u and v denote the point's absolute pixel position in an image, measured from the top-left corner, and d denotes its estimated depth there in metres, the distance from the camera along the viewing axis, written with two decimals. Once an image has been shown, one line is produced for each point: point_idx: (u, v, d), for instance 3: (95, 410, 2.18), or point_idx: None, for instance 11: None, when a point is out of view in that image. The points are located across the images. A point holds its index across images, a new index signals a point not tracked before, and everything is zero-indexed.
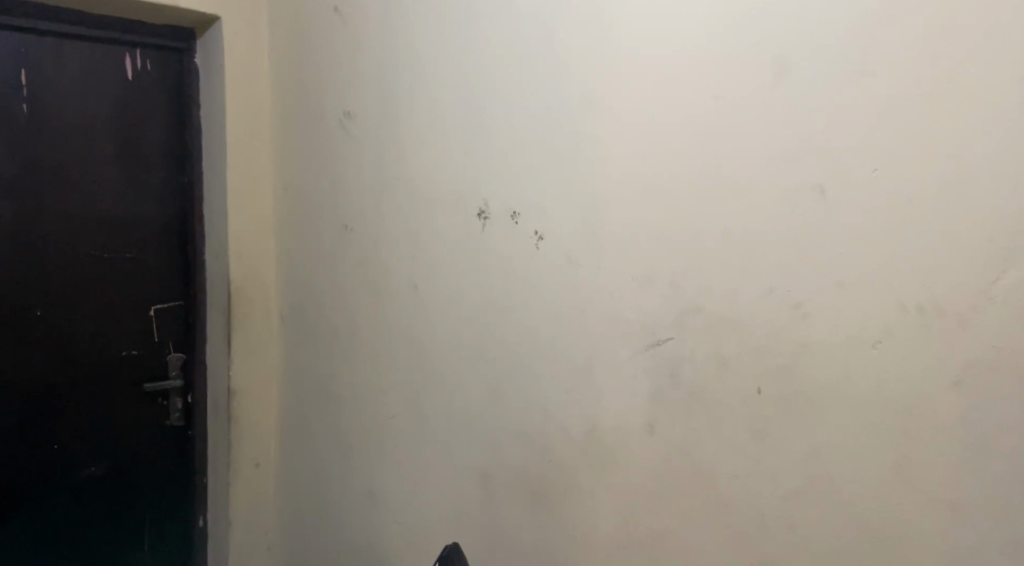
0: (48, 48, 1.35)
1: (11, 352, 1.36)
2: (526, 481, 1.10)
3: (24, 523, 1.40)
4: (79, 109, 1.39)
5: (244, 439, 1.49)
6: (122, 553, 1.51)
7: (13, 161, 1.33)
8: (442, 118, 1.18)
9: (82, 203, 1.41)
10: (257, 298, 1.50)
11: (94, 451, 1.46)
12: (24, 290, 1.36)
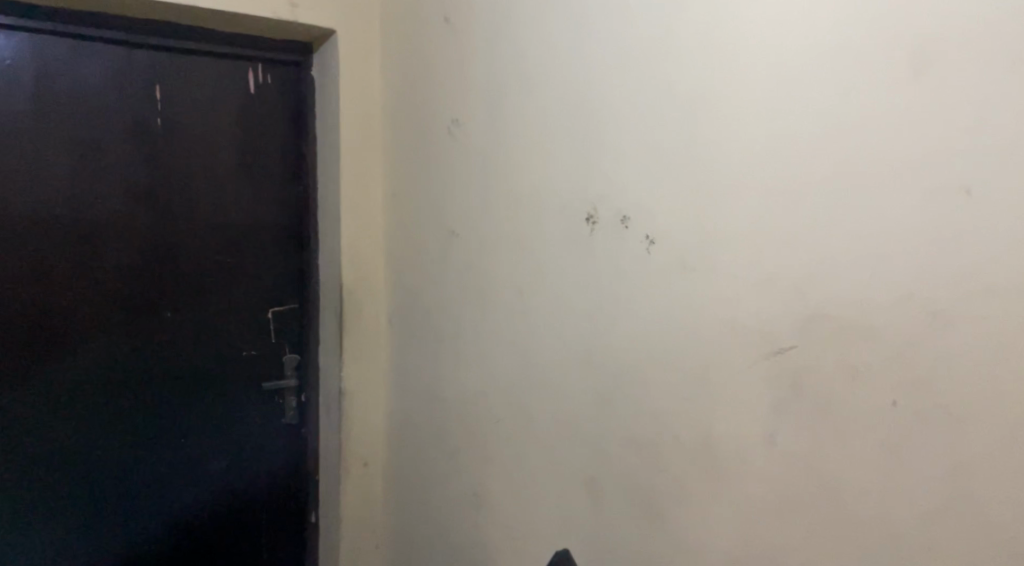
0: (179, 66, 1.44)
1: (146, 351, 1.45)
2: (634, 490, 1.08)
3: (156, 511, 1.49)
4: (207, 122, 1.48)
5: (353, 439, 1.53)
6: (241, 546, 1.58)
7: (149, 171, 1.42)
8: (550, 123, 1.18)
9: (208, 211, 1.49)
10: (366, 302, 1.54)
11: (219, 446, 1.54)
12: (156, 293, 1.45)
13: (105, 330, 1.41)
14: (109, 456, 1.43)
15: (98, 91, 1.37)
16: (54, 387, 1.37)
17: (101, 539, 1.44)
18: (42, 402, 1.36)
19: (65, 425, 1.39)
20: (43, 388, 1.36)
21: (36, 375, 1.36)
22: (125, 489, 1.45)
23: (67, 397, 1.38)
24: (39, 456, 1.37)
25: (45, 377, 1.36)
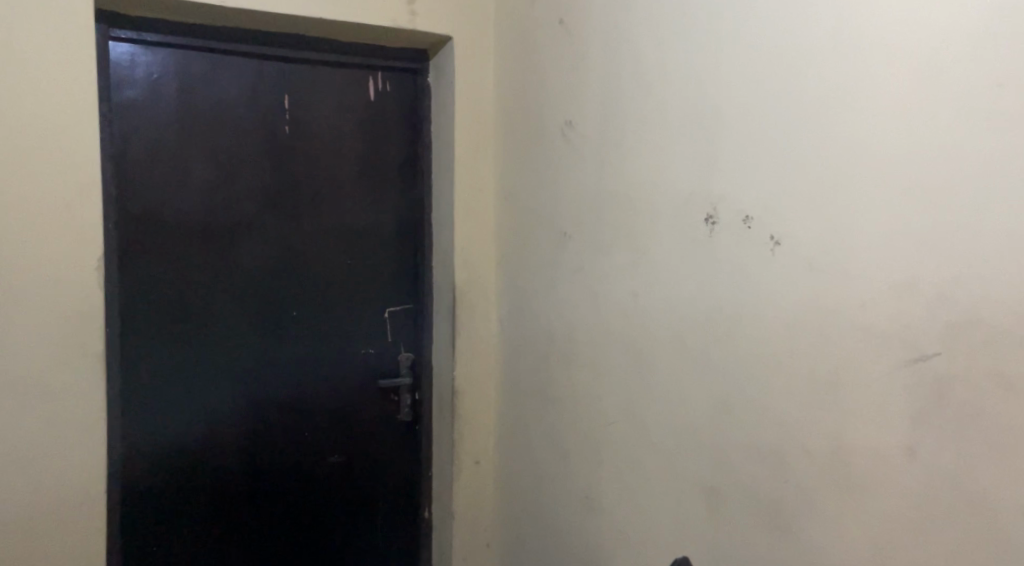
0: (305, 76, 1.51)
1: (273, 348, 1.52)
2: (757, 498, 1.04)
3: (283, 503, 1.56)
4: (330, 129, 1.54)
5: (466, 438, 1.56)
6: (359, 539, 1.64)
7: (277, 177, 1.50)
8: (667, 122, 1.16)
9: (331, 214, 1.55)
10: (478, 303, 1.56)
11: (338, 441, 1.60)
12: (282, 292, 1.52)
13: (237, 328, 1.49)
14: (239, 448, 1.51)
15: (233, 102, 1.45)
16: (190, 385, 1.45)
17: (231, 529, 1.51)
18: (181, 399, 1.45)
19: (199, 420, 1.47)
20: (181, 385, 1.45)
21: (177, 372, 1.44)
22: (254, 482, 1.53)
23: (203, 393, 1.46)
24: (178, 450, 1.45)
25: (184, 375, 1.45)
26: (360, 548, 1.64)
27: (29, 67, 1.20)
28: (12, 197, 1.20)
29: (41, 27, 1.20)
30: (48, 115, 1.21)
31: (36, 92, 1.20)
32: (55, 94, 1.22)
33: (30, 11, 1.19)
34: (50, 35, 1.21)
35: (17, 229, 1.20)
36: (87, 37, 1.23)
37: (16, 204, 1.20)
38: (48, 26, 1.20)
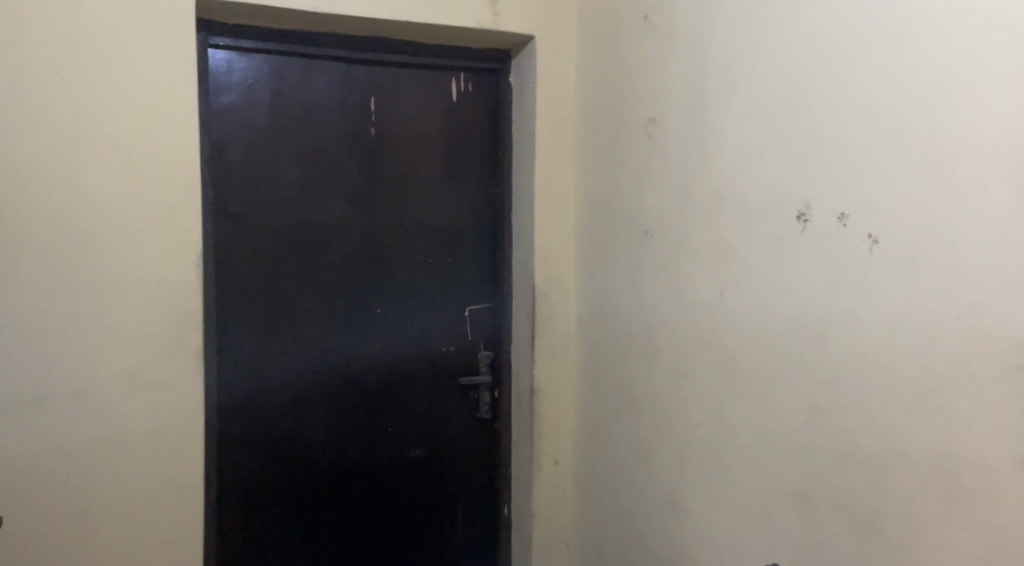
0: (390, 78, 1.54)
1: (358, 344, 1.56)
2: (851, 506, 1.00)
3: (366, 496, 1.59)
4: (413, 130, 1.57)
5: (546, 436, 1.56)
6: (440, 534, 1.66)
7: (362, 177, 1.53)
8: (756, 117, 1.12)
9: (413, 214, 1.58)
10: (558, 302, 1.56)
11: (419, 437, 1.63)
12: (367, 290, 1.56)
13: (324, 324, 1.53)
14: (324, 441, 1.55)
15: (322, 105, 1.49)
16: (279, 379, 1.50)
17: (318, 522, 1.56)
18: (271, 392, 1.50)
19: (288, 413, 1.52)
20: (271, 379, 1.50)
21: (267, 366, 1.49)
22: (339, 474, 1.57)
23: (292, 387, 1.52)
24: (268, 442, 1.51)
25: (274, 369, 1.50)
26: (440, 544, 1.66)
27: (137, 74, 1.26)
28: (120, 197, 1.27)
29: (148, 36, 1.27)
30: (153, 119, 1.28)
31: (142, 98, 1.27)
32: (160, 100, 1.28)
33: (138, 21, 1.26)
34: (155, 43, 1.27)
35: (125, 228, 1.27)
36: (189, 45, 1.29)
37: (124, 204, 1.27)
38: (154, 35, 1.27)
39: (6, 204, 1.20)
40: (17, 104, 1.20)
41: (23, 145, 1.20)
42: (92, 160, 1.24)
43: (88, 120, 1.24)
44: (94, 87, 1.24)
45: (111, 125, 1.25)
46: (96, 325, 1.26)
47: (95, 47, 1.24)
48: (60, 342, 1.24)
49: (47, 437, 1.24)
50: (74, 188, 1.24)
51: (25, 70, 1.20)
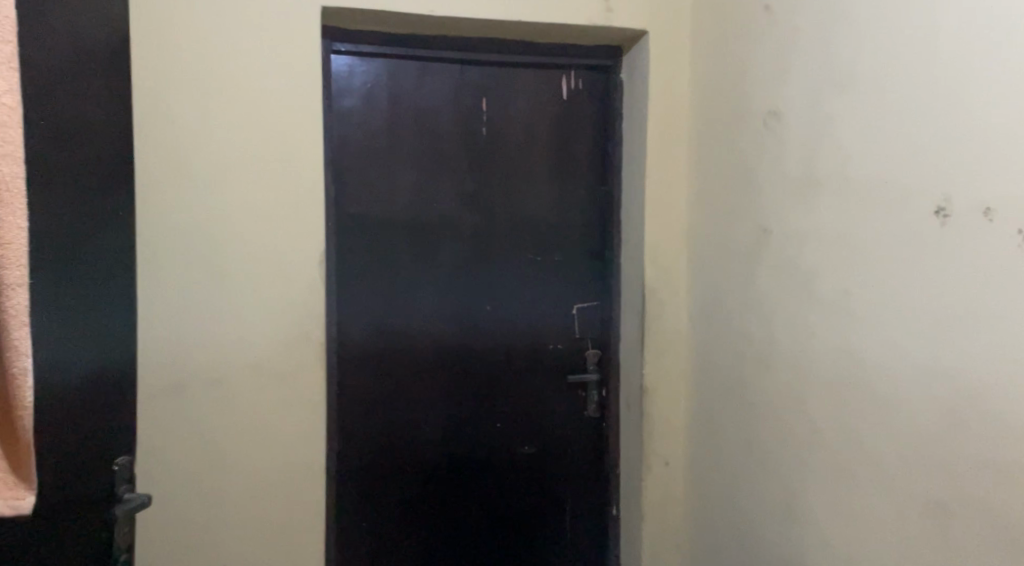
0: (502, 78, 1.56)
1: (469, 340, 1.59)
2: (995, 521, 0.91)
3: (477, 490, 1.62)
4: (524, 129, 1.58)
5: (656, 436, 1.55)
6: (549, 531, 1.67)
7: (473, 176, 1.56)
8: (890, 107, 1.05)
9: (523, 212, 1.59)
10: (669, 300, 1.54)
11: (528, 433, 1.64)
12: (478, 288, 1.58)
13: (437, 320, 1.56)
14: (437, 435, 1.59)
15: (436, 106, 1.53)
16: (394, 373, 1.55)
17: (432, 513, 1.60)
18: (387, 386, 1.55)
19: (402, 407, 1.56)
20: (387, 373, 1.55)
21: (382, 361, 1.54)
22: (451, 468, 1.60)
23: (407, 382, 1.56)
24: (384, 434, 1.55)
25: (389, 364, 1.54)
26: (548, 541, 1.67)
27: (266, 81, 1.33)
28: (252, 198, 1.34)
29: (276, 45, 1.33)
30: (281, 124, 1.34)
31: (271, 102, 1.33)
32: (288, 104, 1.34)
33: (268, 30, 1.32)
34: (283, 51, 1.33)
35: (255, 227, 1.34)
36: (315, 52, 1.35)
37: (255, 205, 1.34)
38: (282, 43, 1.33)
39: (153, 204, 1.29)
40: (163, 112, 1.28)
41: (168, 151, 1.29)
42: (228, 163, 1.32)
43: (224, 125, 1.31)
44: (230, 94, 1.31)
45: (244, 130, 1.32)
46: (230, 320, 1.34)
47: (230, 56, 1.31)
48: (199, 335, 1.33)
49: (187, 423, 1.33)
50: (212, 190, 1.31)
51: (169, 80, 1.28)
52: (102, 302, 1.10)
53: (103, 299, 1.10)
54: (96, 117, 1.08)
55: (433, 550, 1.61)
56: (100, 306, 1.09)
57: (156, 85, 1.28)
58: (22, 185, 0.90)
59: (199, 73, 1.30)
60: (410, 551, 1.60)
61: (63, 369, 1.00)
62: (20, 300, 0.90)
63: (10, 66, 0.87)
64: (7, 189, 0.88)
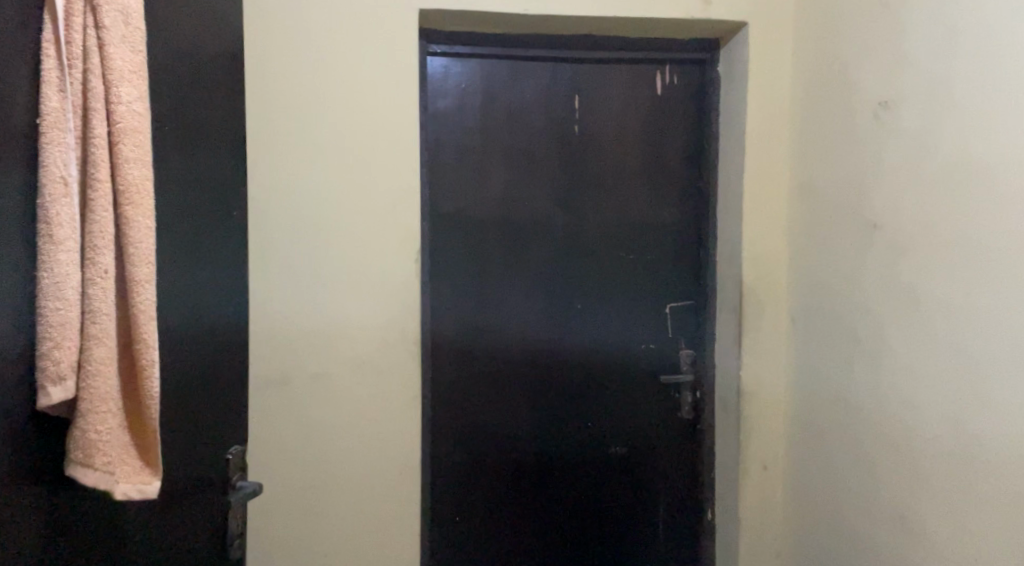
0: (595, 75, 1.55)
1: (561, 339, 1.59)
2: None
3: (568, 490, 1.62)
4: (617, 126, 1.57)
5: (753, 440, 1.50)
6: (641, 532, 1.66)
7: (566, 174, 1.56)
8: (1015, 93, 0.98)
9: (615, 210, 1.58)
10: (768, 300, 1.49)
11: (619, 434, 1.63)
12: (570, 286, 1.58)
13: (528, 319, 1.57)
14: (529, 434, 1.59)
15: (529, 105, 1.53)
16: (486, 371, 1.56)
17: (523, 512, 1.61)
18: (481, 383, 1.56)
19: (494, 405, 1.57)
20: (480, 370, 1.56)
21: (475, 359, 1.56)
22: (542, 467, 1.60)
23: (499, 380, 1.57)
24: (477, 432, 1.57)
25: (482, 361, 1.56)
26: (636, 544, 1.66)
27: (366, 83, 1.36)
28: (353, 199, 1.37)
29: (377, 48, 1.36)
30: (381, 126, 1.37)
31: (371, 104, 1.36)
32: (387, 106, 1.37)
33: (369, 33, 1.36)
34: (384, 54, 1.36)
35: (356, 227, 1.38)
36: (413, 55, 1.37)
37: (355, 204, 1.37)
38: (382, 46, 1.36)
39: (261, 205, 1.34)
40: (272, 116, 1.33)
41: (276, 151, 1.34)
42: (331, 164, 1.36)
43: (327, 128, 1.35)
44: (333, 97, 1.35)
45: (345, 133, 1.36)
46: (333, 316, 1.38)
47: (335, 61, 1.35)
48: (304, 330, 1.38)
49: (293, 416, 1.38)
50: (315, 191, 1.36)
51: (278, 86, 1.33)
52: (219, 299, 1.15)
53: (220, 295, 1.15)
54: (211, 121, 1.13)
55: (523, 549, 1.62)
56: (217, 302, 1.14)
57: (265, 91, 1.33)
58: (150, 190, 0.98)
59: (305, 78, 1.34)
60: (501, 549, 1.61)
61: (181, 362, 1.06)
62: (149, 296, 0.98)
63: (137, 81, 0.96)
64: (135, 194, 0.96)
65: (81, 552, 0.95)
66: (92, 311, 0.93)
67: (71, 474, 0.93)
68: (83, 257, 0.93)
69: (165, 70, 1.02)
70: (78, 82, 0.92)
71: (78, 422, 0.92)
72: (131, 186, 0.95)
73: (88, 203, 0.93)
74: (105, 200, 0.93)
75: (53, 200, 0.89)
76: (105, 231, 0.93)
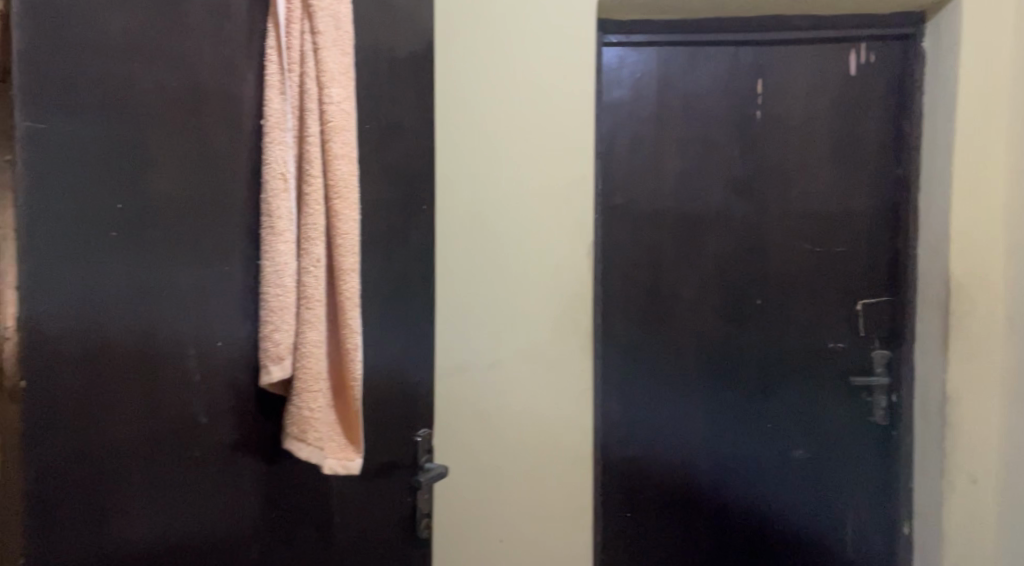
0: (782, 56, 1.56)
1: (741, 337, 1.60)
2: None
3: (749, 492, 1.63)
4: (804, 110, 1.56)
5: (960, 451, 1.40)
6: (830, 540, 1.62)
7: (744, 163, 1.57)
8: None
9: (800, 199, 1.56)
10: (981, 297, 1.39)
11: (805, 436, 1.61)
12: (752, 281, 1.58)
13: (705, 314, 1.60)
14: (710, 433, 1.62)
15: (707, 91, 1.57)
16: (664, 364, 1.62)
17: (699, 508, 1.64)
18: (659, 376, 1.62)
19: (673, 401, 1.62)
20: (659, 363, 1.62)
21: (650, 348, 1.61)
22: (719, 465, 1.63)
23: (676, 375, 1.62)
24: (655, 427, 1.63)
25: (656, 355, 1.61)
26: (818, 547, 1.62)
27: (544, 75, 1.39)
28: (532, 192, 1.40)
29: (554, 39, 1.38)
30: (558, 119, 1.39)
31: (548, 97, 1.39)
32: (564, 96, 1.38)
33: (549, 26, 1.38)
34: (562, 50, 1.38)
35: (532, 218, 1.40)
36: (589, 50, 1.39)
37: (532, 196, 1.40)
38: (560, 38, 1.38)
39: (446, 197, 1.42)
40: (459, 116, 1.41)
41: (462, 149, 1.41)
42: (511, 158, 1.40)
43: (508, 124, 1.40)
44: (513, 93, 1.39)
45: (525, 127, 1.39)
46: (511, 306, 1.42)
47: (515, 60, 1.40)
48: (484, 319, 1.42)
49: (471, 403, 1.44)
50: (498, 185, 1.40)
51: (464, 83, 1.41)
52: (414, 287, 1.20)
53: (416, 283, 1.21)
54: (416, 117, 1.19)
55: (698, 543, 1.65)
56: (410, 291, 1.19)
57: (452, 88, 1.41)
58: (355, 186, 1.04)
59: (490, 75, 1.40)
60: (674, 540, 1.65)
61: (387, 344, 1.15)
62: (353, 285, 1.04)
63: (346, 82, 1.02)
64: (342, 189, 1.02)
65: (296, 518, 1.04)
66: (306, 297, 1.00)
67: (288, 447, 1.01)
68: (298, 247, 1.01)
69: (375, 70, 1.09)
70: (295, 84, 0.99)
71: (293, 399, 1.00)
72: (339, 181, 1.02)
73: (303, 197, 1.00)
74: (316, 195, 1.00)
75: (273, 194, 0.97)
76: (317, 223, 1.00)
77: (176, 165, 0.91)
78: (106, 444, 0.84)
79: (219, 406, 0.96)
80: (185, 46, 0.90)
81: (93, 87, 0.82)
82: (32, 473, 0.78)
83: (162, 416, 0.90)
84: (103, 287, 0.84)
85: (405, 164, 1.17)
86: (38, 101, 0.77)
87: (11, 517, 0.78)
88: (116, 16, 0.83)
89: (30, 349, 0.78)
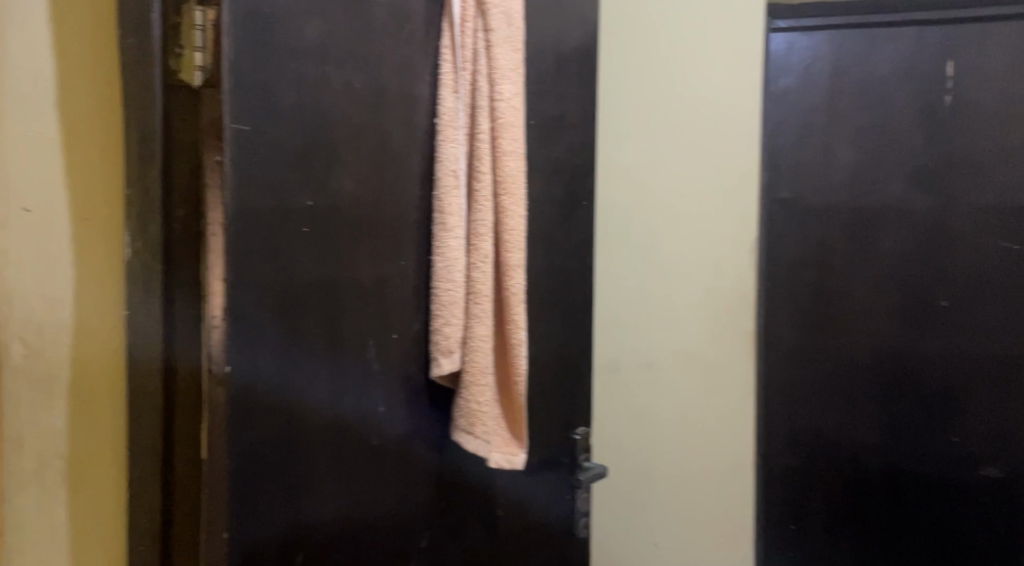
0: (975, 40, 1.61)
1: (925, 342, 1.66)
2: None
3: (929, 499, 1.68)
4: (996, 100, 1.60)
5: None
6: (1012, 555, 1.64)
7: (925, 156, 1.64)
8: None
9: (989, 192, 1.61)
10: None
11: (990, 447, 1.64)
12: (938, 281, 1.65)
13: (886, 320, 1.67)
14: (891, 439, 1.68)
15: (884, 80, 1.65)
16: (842, 365, 1.70)
17: (873, 512, 1.71)
18: (838, 376, 1.70)
19: (852, 404, 1.70)
20: (838, 363, 1.70)
21: (830, 342, 1.70)
22: (896, 470, 1.70)
23: (856, 376, 1.70)
24: (834, 428, 1.71)
25: (830, 356, 1.70)
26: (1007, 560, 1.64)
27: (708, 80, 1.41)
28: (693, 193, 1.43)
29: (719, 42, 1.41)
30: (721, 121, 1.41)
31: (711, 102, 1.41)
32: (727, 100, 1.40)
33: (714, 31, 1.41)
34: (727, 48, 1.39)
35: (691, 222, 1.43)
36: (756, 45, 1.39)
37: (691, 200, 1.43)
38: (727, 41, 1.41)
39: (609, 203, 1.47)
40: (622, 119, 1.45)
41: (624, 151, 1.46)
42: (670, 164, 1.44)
43: (671, 123, 1.44)
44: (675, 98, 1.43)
45: (686, 127, 1.43)
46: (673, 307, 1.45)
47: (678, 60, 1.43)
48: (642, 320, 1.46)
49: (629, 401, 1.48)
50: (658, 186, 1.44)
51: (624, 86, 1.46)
52: (582, 281, 1.21)
53: (582, 277, 1.21)
54: (586, 110, 1.19)
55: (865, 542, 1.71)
56: (579, 285, 1.20)
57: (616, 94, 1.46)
58: (523, 181, 1.05)
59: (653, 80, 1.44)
60: (840, 534, 1.72)
61: (551, 339, 1.15)
62: (518, 281, 1.04)
63: (516, 78, 1.02)
64: (510, 184, 1.03)
65: (461, 510, 1.06)
66: (474, 292, 1.02)
67: (456, 439, 1.03)
68: (467, 243, 1.02)
69: (552, 67, 1.11)
70: (467, 81, 1.00)
71: (461, 392, 1.02)
72: (507, 177, 1.03)
73: (473, 194, 1.01)
74: (485, 191, 1.01)
75: (445, 191, 0.99)
76: (486, 220, 1.01)
77: (360, 164, 0.94)
78: (298, 431, 0.89)
79: (394, 396, 0.99)
80: (370, 48, 0.94)
81: (290, 90, 0.86)
82: (235, 454, 0.83)
83: (346, 404, 0.94)
84: (295, 280, 0.89)
85: (578, 158, 1.18)
86: (242, 105, 0.82)
87: (215, 498, 0.82)
88: (308, 22, 0.87)
89: (233, 338, 0.83)
